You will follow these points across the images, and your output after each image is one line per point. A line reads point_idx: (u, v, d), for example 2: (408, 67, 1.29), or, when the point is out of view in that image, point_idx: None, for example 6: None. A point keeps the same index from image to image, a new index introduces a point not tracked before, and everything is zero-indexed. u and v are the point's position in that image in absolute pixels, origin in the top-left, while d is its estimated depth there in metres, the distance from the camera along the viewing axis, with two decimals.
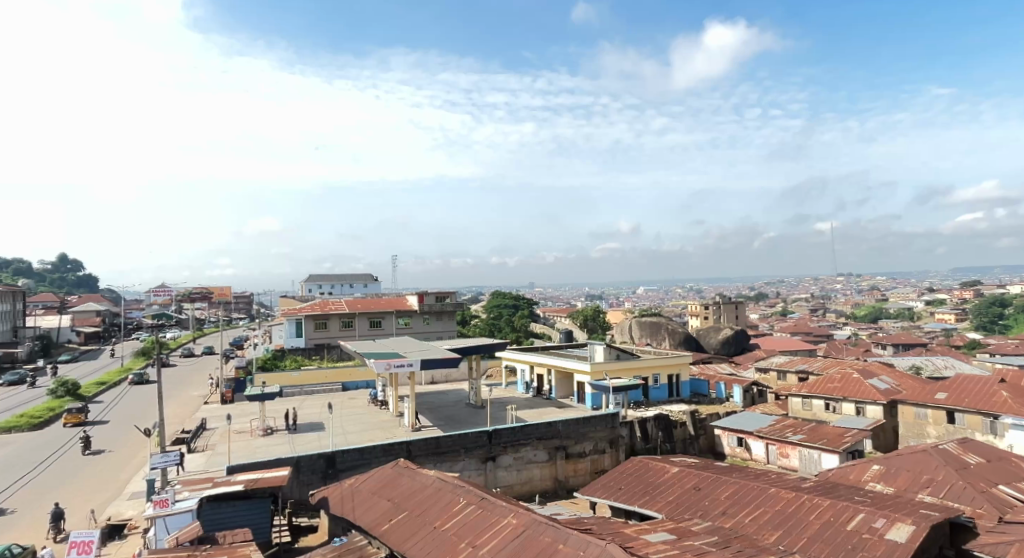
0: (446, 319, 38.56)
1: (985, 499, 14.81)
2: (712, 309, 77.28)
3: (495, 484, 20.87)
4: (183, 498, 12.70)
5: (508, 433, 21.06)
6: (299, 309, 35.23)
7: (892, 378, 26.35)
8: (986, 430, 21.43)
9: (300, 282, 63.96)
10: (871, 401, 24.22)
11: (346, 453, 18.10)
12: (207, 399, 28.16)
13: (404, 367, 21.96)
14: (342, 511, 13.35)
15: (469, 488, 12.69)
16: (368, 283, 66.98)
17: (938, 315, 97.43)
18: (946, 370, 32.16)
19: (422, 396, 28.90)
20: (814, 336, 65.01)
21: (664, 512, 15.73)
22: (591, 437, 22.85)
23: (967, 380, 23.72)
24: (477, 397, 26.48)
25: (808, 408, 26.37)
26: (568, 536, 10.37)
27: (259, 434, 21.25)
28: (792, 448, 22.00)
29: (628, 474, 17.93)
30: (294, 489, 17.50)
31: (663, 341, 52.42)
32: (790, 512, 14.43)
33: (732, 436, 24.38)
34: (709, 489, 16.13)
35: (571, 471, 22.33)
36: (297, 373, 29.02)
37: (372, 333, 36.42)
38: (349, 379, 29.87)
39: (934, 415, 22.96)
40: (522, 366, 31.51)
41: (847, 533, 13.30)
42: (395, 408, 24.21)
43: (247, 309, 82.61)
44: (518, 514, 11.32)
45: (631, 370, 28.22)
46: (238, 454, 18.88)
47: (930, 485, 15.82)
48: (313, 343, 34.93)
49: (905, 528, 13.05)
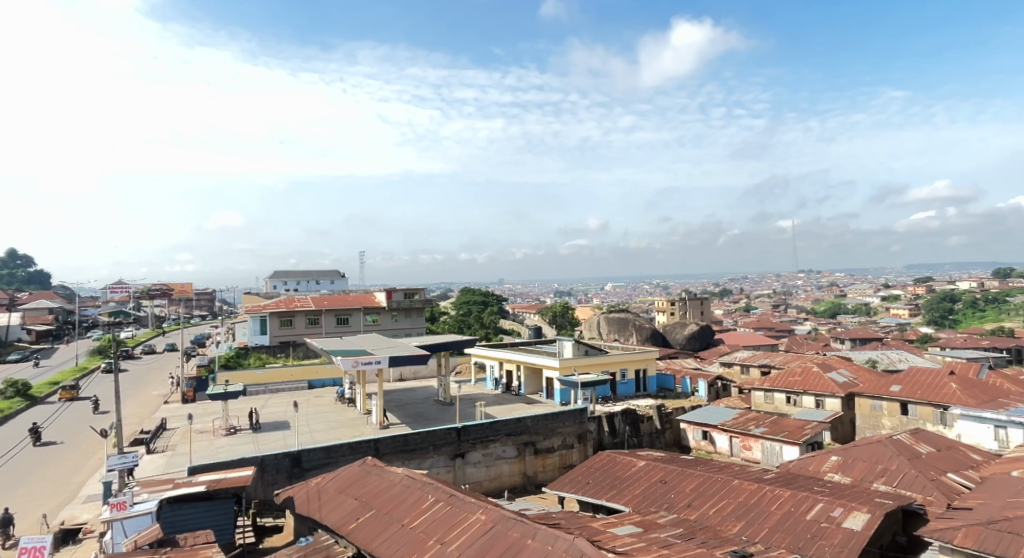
0: (415, 315, 38.44)
1: (936, 486, 15.38)
2: (678, 305, 78.31)
3: (464, 481, 20.92)
4: (141, 500, 12.44)
5: (477, 430, 21.13)
6: (264, 306, 34.71)
7: (850, 372, 27.11)
8: (937, 421, 22.32)
9: (264, 279, 62.88)
10: (830, 394, 24.88)
11: (313, 452, 17.95)
12: (167, 399, 27.56)
13: (372, 364, 21.85)
14: (308, 511, 13.27)
15: (438, 485, 12.72)
16: (334, 280, 66.13)
17: (893, 310, 100.52)
18: (900, 363, 33.25)
19: (390, 393, 28.73)
20: (777, 332, 66.49)
21: (630, 505, 15.98)
22: (560, 432, 23.06)
23: (919, 373, 24.55)
24: (446, 394, 26.49)
25: (770, 402, 26.95)
26: (537, 531, 10.49)
27: (223, 433, 20.96)
28: (755, 441, 22.51)
29: (595, 469, 18.16)
30: (258, 489, 17.26)
31: (630, 337, 53.00)
32: (752, 503, 14.81)
33: (697, 430, 24.81)
34: (675, 481, 16.44)
35: (540, 467, 22.54)
36: (262, 371, 28.65)
37: (339, 330, 36.16)
38: (316, 377, 29.60)
39: (889, 407, 23.71)
40: (492, 362, 31.54)
41: (806, 523, 13.70)
42: (363, 406, 24.07)
43: (210, 306, 80.96)
44: (487, 509, 11.41)
45: (600, 365, 28.49)
46: (201, 454, 18.60)
47: (884, 474, 16.38)
48: (278, 341, 34.46)
49: (860, 516, 13.51)
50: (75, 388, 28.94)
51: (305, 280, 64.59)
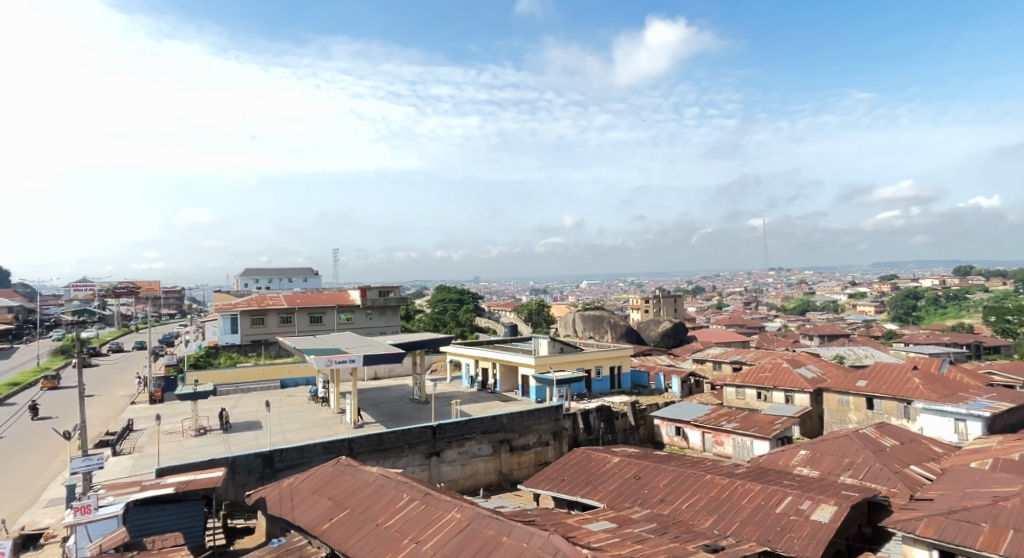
0: (390, 314, 38.27)
1: (899, 478, 15.82)
2: (652, 302, 79.11)
3: (440, 479, 20.90)
4: (107, 503, 12.20)
5: (452, 428, 21.13)
6: (235, 304, 34.24)
7: (818, 367, 27.70)
8: (901, 415, 22.89)
9: (235, 277, 61.99)
10: (799, 389, 25.34)
11: (286, 451, 17.80)
12: (134, 400, 27.07)
13: (346, 362, 21.71)
14: (280, 512, 13.18)
15: (412, 484, 12.72)
16: (307, 277, 65.50)
17: (860, 307, 102.83)
18: (867, 359, 34.05)
19: (365, 392, 28.58)
20: (748, 329, 67.61)
21: (605, 501, 16.13)
22: (536, 430, 23.19)
23: (884, 368, 25.15)
24: (421, 392, 26.41)
25: (741, 398, 27.39)
26: (512, 528, 10.55)
27: (193, 434, 20.67)
28: (727, 436, 22.87)
29: (570, 465, 18.30)
30: (229, 490, 17.06)
31: (605, 335, 53.38)
32: (723, 497, 15.07)
33: (671, 425, 25.11)
34: (648, 477, 16.64)
35: (516, 464, 22.62)
36: (232, 370, 28.27)
37: (312, 328, 35.86)
38: (288, 376, 29.31)
39: (855, 402, 24.27)
40: (467, 360, 31.51)
41: (776, 516, 13.98)
42: (337, 405, 23.90)
43: (178, 304, 79.66)
44: (462, 508, 11.45)
45: (574, 363, 28.66)
46: (170, 455, 18.35)
47: (851, 467, 16.78)
48: (249, 340, 34.02)
49: (828, 509, 13.83)
50: (56, 378, 30.90)
51: (277, 278, 63.86)
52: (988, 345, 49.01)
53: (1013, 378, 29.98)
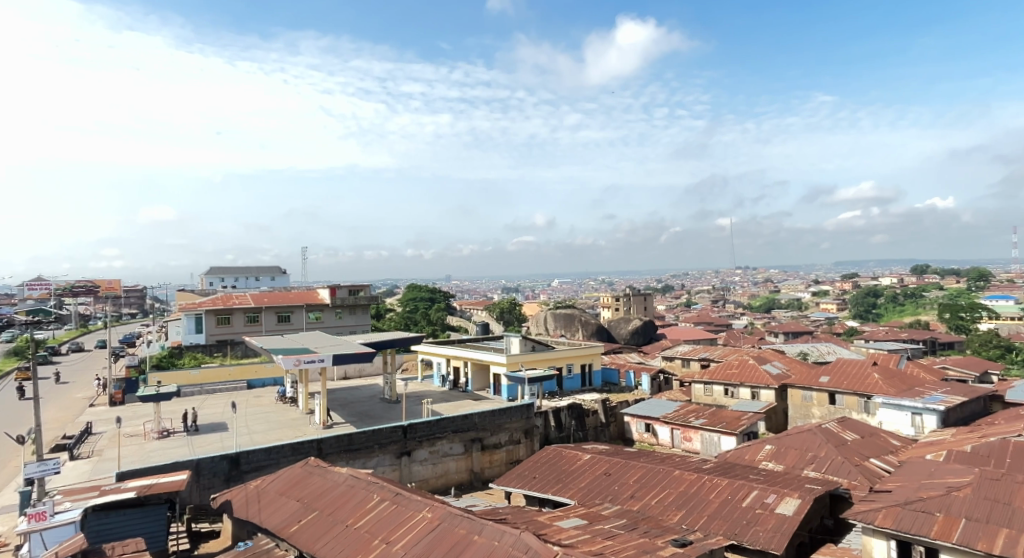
0: (360, 313, 37.99)
1: (859, 471, 16.29)
2: (622, 301, 79.81)
3: (410, 479, 20.83)
4: (63, 509, 11.87)
5: (423, 427, 21.07)
6: (199, 304, 33.58)
7: (783, 364, 28.27)
8: (861, 410, 23.50)
9: (199, 276, 60.83)
10: (765, 385, 25.79)
11: (252, 453, 17.57)
12: (94, 402, 26.44)
13: (315, 362, 21.51)
14: (247, 515, 13.00)
15: (382, 484, 12.66)
16: (274, 276, 64.61)
17: (823, 305, 105.21)
18: (830, 355, 34.92)
19: (334, 392, 28.26)
20: (716, 326, 68.61)
21: (575, 498, 16.27)
22: (507, 428, 23.26)
23: (846, 364, 25.78)
24: (392, 392, 26.29)
25: (709, 394, 27.80)
26: (483, 527, 10.58)
27: (155, 436, 20.25)
28: (695, 432, 23.23)
29: (541, 463, 18.40)
30: (194, 494, 16.76)
31: (576, 333, 53.64)
32: (692, 492, 15.31)
33: (640, 422, 25.38)
34: (618, 473, 16.83)
35: (487, 463, 22.65)
36: (196, 371, 27.72)
37: (280, 328, 35.41)
38: (255, 377, 28.92)
39: (818, 397, 24.84)
40: (439, 359, 31.41)
41: (742, 509, 14.26)
42: (305, 405, 23.65)
43: (139, 304, 77.88)
44: (433, 507, 11.45)
45: (545, 361, 28.79)
46: (131, 459, 17.97)
47: (814, 461, 17.18)
48: (214, 340, 33.42)
49: (792, 502, 14.17)
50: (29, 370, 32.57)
51: (243, 277, 62.85)
52: (943, 341, 50.56)
53: (966, 373, 31.02)
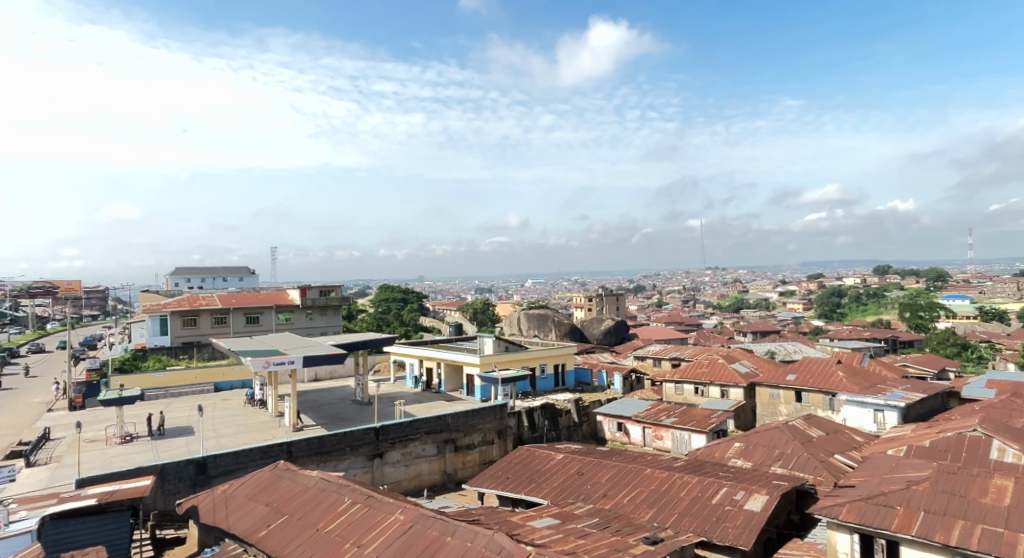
0: (331, 314, 37.63)
1: (825, 467, 16.66)
2: (595, 301, 80.34)
3: (383, 481, 20.69)
4: (19, 519, 11.53)
5: (396, 429, 20.94)
6: (165, 304, 32.94)
7: (751, 363, 28.71)
8: (827, 407, 24.00)
9: (164, 277, 59.73)
10: (734, 384, 26.17)
11: (220, 457, 17.30)
12: (52, 406, 25.73)
13: (284, 365, 21.23)
14: (214, 520, 12.79)
15: (353, 487, 12.57)
16: (242, 277, 63.67)
17: (790, 304, 107.13)
18: (796, 354, 35.60)
19: (304, 394, 27.94)
20: (687, 326, 69.37)
21: (548, 497, 16.33)
22: (480, 428, 23.24)
23: (812, 362, 26.31)
24: (364, 394, 26.08)
25: (679, 393, 28.07)
26: (456, 528, 10.57)
27: (118, 441, 19.80)
28: (666, 431, 23.47)
29: (514, 464, 18.41)
30: (158, 499, 16.41)
31: (549, 333, 53.78)
32: (663, 490, 15.49)
33: (613, 422, 25.54)
34: (591, 472, 16.95)
35: (460, 464, 22.61)
36: (161, 374, 27.16)
37: (249, 329, 34.89)
38: (222, 380, 28.48)
39: (785, 395, 25.30)
40: (411, 360, 31.24)
41: (712, 507, 14.47)
42: (275, 408, 23.35)
43: (102, 304, 76.10)
44: (406, 509, 11.39)
45: (518, 362, 28.83)
46: (92, 465, 17.52)
47: (781, 458, 17.50)
48: (180, 342, 32.81)
49: (760, 498, 14.42)
50: None
51: (210, 278, 61.80)
52: (904, 340, 51.84)
53: (925, 370, 31.90)
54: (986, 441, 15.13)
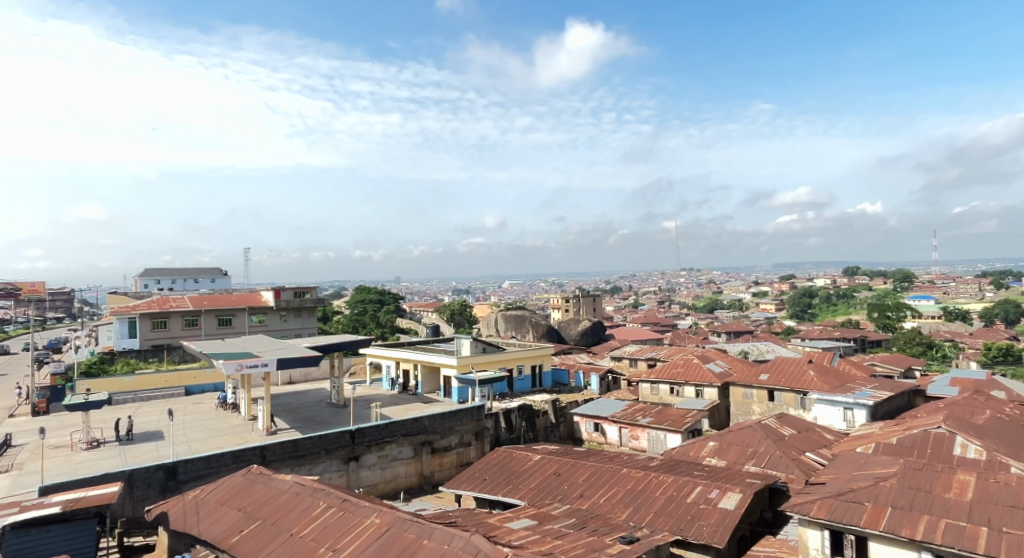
0: (305, 316, 37.25)
1: (796, 465, 16.93)
2: (572, 302, 80.65)
3: (359, 484, 20.53)
4: None
5: (372, 432, 20.79)
6: (134, 307, 32.31)
7: (725, 362, 29.06)
8: (798, 406, 24.39)
9: (133, 278, 58.61)
10: (708, 384, 26.45)
11: (191, 462, 17.01)
12: (15, 412, 25.07)
13: (257, 367, 20.94)
14: (185, 526, 12.57)
15: (329, 491, 12.45)
16: (215, 278, 62.78)
17: (763, 305, 108.61)
18: (769, 354, 36.11)
19: (278, 397, 27.56)
20: (662, 326, 69.97)
21: (525, 499, 16.35)
22: (457, 430, 23.17)
23: (784, 361, 26.71)
24: (339, 396, 25.85)
25: (655, 393, 28.25)
26: (432, 531, 10.53)
27: (84, 447, 19.34)
28: (642, 430, 23.64)
29: (492, 465, 18.40)
30: (126, 506, 16.10)
31: (527, 334, 53.85)
32: (638, 490, 15.60)
33: (589, 422, 25.65)
34: (568, 473, 17.01)
35: (436, 466, 22.52)
36: (130, 378, 26.64)
37: (221, 332, 34.37)
38: (193, 383, 28.01)
39: (758, 395, 25.66)
40: (387, 362, 31.01)
41: (687, 505, 14.61)
42: (247, 412, 23.01)
43: (67, 307, 74.48)
44: (382, 513, 11.31)
45: (496, 363, 28.80)
46: (56, 472, 17.11)
47: (754, 456, 17.74)
48: (149, 345, 32.21)
49: (733, 496, 14.60)
50: None
51: (180, 278, 60.82)
52: (872, 339, 52.90)
53: (892, 368, 32.61)
54: (950, 437, 15.53)
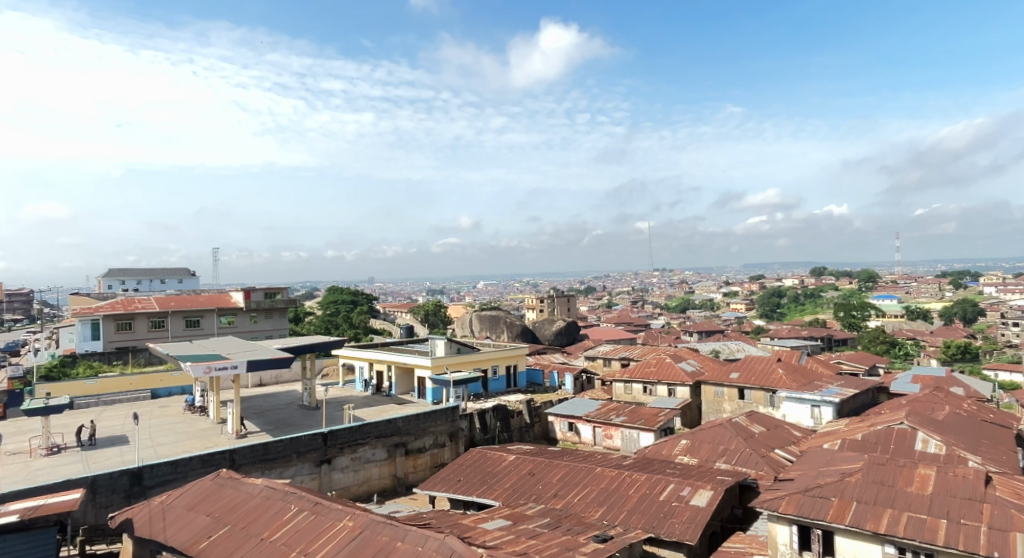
0: (276, 317, 36.79)
1: (766, 462, 17.19)
2: (546, 302, 80.93)
3: (331, 487, 20.30)
4: None
5: (345, 434, 20.60)
6: (97, 308, 31.54)
7: (696, 361, 29.40)
8: (767, 403, 24.82)
9: (97, 278, 57.29)
10: (681, 382, 26.71)
11: (156, 467, 16.67)
12: None
13: (227, 369, 20.62)
14: (151, 533, 12.30)
15: (300, 494, 12.29)
16: (182, 278, 61.71)
17: (733, 304, 110.22)
18: (739, 353, 36.64)
19: (248, 400, 27.13)
20: (635, 326, 70.54)
21: (499, 499, 16.33)
22: (431, 432, 23.05)
23: (754, 360, 27.11)
24: (312, 398, 25.55)
25: (628, 392, 28.34)
26: (406, 533, 10.47)
27: (44, 453, 18.83)
28: (616, 429, 23.77)
29: (466, 466, 18.34)
30: (88, 513, 15.69)
31: (501, 334, 53.85)
32: (612, 489, 15.69)
33: (564, 422, 25.72)
34: (542, 473, 17.03)
35: (410, 467, 22.39)
36: (93, 382, 26.01)
37: (189, 333, 33.75)
38: (159, 386, 27.41)
39: (728, 393, 26.01)
40: (360, 363, 30.71)
41: (660, 503, 14.74)
42: (216, 414, 22.62)
43: (27, 309, 72.56)
44: (355, 515, 11.20)
45: (470, 364, 28.73)
46: (14, 479, 16.63)
47: (725, 453, 17.97)
48: (114, 348, 31.51)
49: (705, 494, 14.77)
50: None
51: (146, 279, 59.63)
52: (838, 338, 54.03)
53: (857, 366, 33.35)
54: (911, 432, 15.91)
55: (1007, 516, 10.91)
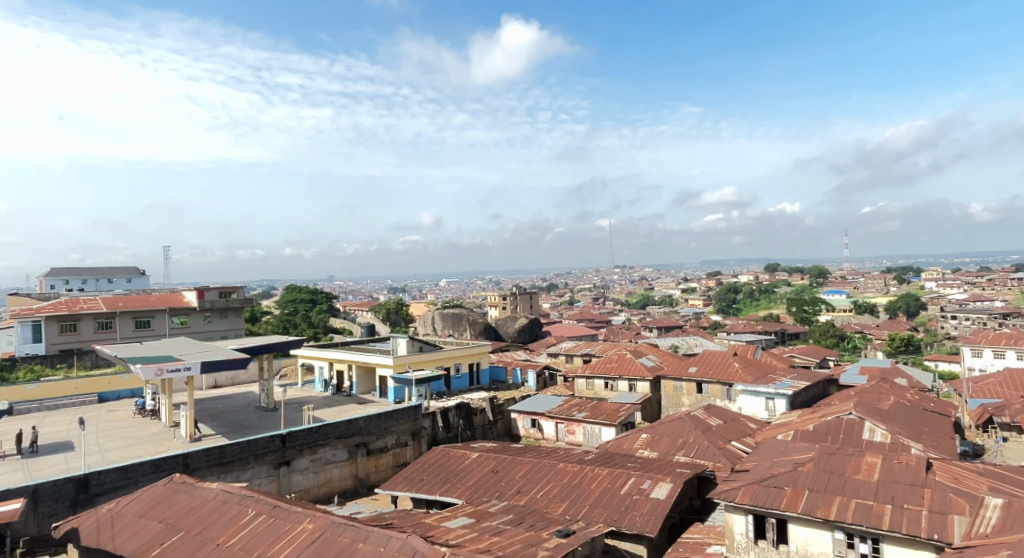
0: (231, 316, 35.96)
1: (723, 453, 17.53)
2: (508, 300, 81.00)
3: (291, 490, 19.93)
4: None
5: (304, 435, 20.25)
6: (39, 309, 30.34)
7: (656, 356, 29.77)
8: (724, 397, 25.34)
9: (39, 278, 55.07)
10: (641, 377, 27.02)
11: (104, 474, 16.10)
12: None
13: (180, 371, 19.99)
14: (99, 542, 11.88)
15: (258, 497, 12.02)
16: (130, 277, 59.76)
17: (691, 300, 112.23)
18: (697, 347, 37.28)
19: (202, 402, 26.41)
20: (596, 323, 71.10)
21: (462, 497, 16.28)
22: (393, 431, 22.83)
23: (711, 355, 27.61)
24: (270, 400, 25.03)
25: (590, 388, 28.54)
26: (368, 534, 10.33)
27: None
28: (578, 425, 23.92)
29: (428, 465, 18.21)
30: (30, 523, 15.05)
31: (464, 332, 53.68)
32: (574, 484, 15.79)
33: (526, 418, 25.79)
34: (505, 470, 17.02)
35: (372, 467, 22.16)
36: (34, 387, 24.99)
37: (139, 334, 32.72)
38: (107, 389, 26.50)
39: (687, 387, 26.42)
40: (320, 362, 30.18)
41: (621, 497, 14.88)
42: (168, 418, 21.96)
43: None
44: (315, 518, 11.00)
45: (432, 362, 28.52)
46: None
47: (684, 446, 18.26)
48: (57, 350, 30.35)
49: (664, 486, 14.97)
50: None
51: (92, 278, 57.58)
52: (791, 332, 55.49)
53: (809, 359, 34.30)
54: (859, 422, 16.42)
55: (947, 499, 11.35)
